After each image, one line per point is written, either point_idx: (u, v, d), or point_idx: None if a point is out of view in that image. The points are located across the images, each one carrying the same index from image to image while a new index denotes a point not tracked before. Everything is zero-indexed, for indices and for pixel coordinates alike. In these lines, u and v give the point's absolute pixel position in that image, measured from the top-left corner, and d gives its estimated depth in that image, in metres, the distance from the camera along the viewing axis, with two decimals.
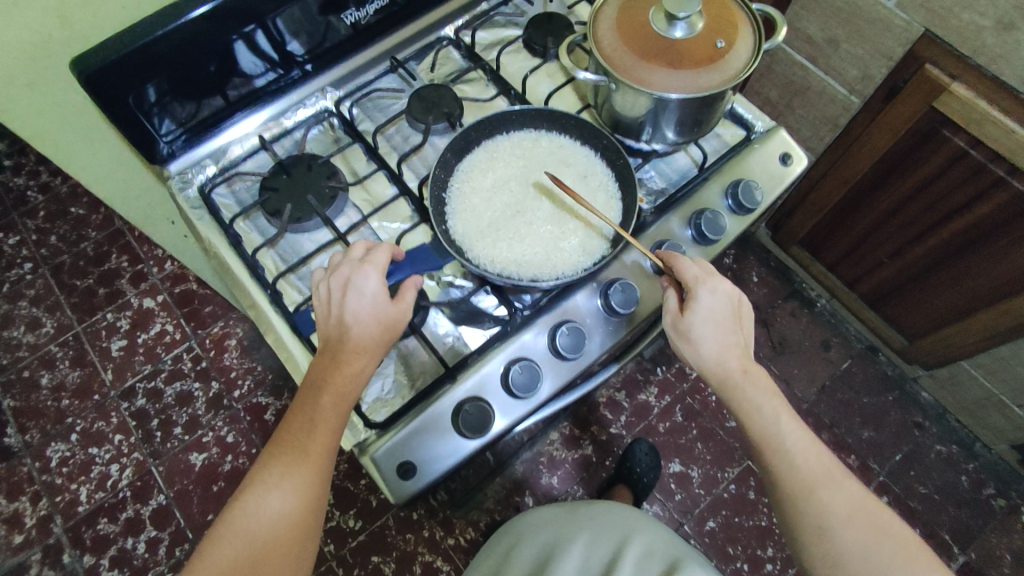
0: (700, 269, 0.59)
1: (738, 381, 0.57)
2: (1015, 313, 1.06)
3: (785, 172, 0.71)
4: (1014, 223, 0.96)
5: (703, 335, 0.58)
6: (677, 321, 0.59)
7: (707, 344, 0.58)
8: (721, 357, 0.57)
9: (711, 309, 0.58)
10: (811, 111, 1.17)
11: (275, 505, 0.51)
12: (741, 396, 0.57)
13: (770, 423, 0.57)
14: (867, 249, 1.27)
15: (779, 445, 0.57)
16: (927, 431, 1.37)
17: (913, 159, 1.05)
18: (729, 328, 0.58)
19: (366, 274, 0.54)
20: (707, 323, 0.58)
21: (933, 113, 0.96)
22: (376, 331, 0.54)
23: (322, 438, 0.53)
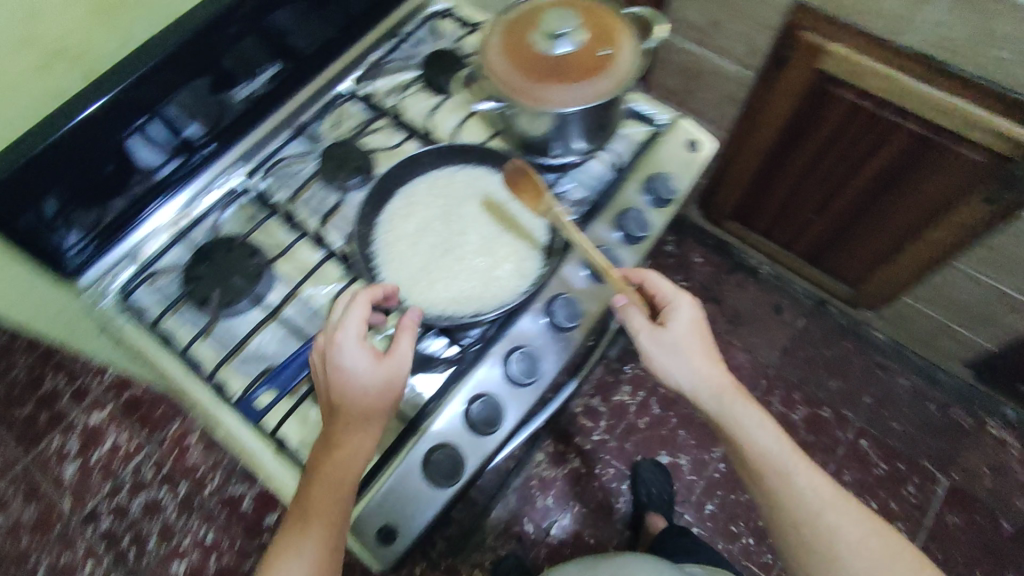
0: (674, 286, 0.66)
1: (730, 406, 0.63)
2: (940, 242, 1.11)
3: (695, 158, 0.73)
4: (917, 159, 1.02)
5: (689, 345, 0.64)
6: (659, 340, 0.64)
7: (695, 354, 0.64)
8: (707, 371, 0.64)
9: (689, 320, 0.65)
10: (710, 92, 1.22)
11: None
12: (732, 420, 0.63)
13: (770, 449, 0.62)
14: (795, 210, 1.32)
15: (775, 465, 0.62)
16: (888, 369, 1.42)
17: (814, 118, 1.10)
18: (706, 339, 0.65)
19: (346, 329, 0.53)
20: (689, 333, 0.64)
21: (819, 74, 1.02)
22: (371, 389, 0.53)
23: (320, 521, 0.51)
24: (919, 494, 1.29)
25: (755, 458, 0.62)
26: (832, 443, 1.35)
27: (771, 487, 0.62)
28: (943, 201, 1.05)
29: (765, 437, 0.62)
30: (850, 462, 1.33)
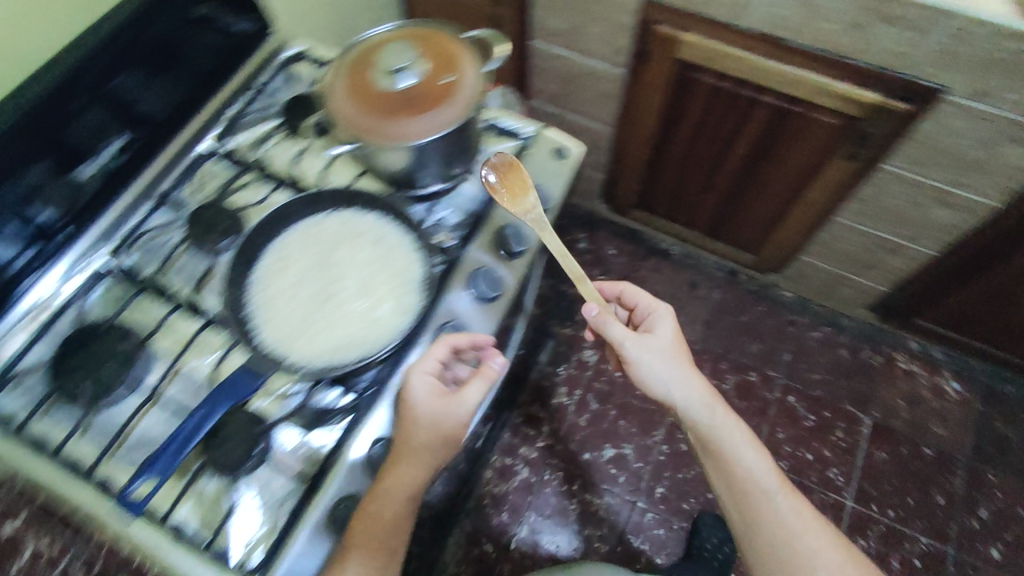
0: (651, 298, 0.78)
1: (721, 430, 0.71)
2: (817, 201, 1.18)
3: (563, 164, 0.74)
4: (782, 128, 1.09)
5: (673, 345, 0.74)
6: (644, 347, 0.73)
7: (677, 351, 0.74)
8: (693, 387, 0.72)
9: (667, 323, 0.76)
10: (587, 91, 1.25)
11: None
12: (721, 440, 0.71)
13: (752, 472, 0.70)
14: (688, 191, 1.37)
15: (758, 486, 0.69)
16: (801, 325, 1.50)
17: (684, 104, 1.15)
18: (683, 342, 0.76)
19: (432, 356, 0.59)
20: (671, 335, 0.75)
21: (678, 63, 1.07)
22: (430, 423, 0.57)
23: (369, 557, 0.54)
24: (848, 438, 1.37)
25: (744, 478, 0.70)
26: (763, 405, 1.41)
27: (755, 507, 0.69)
28: (812, 164, 1.12)
29: (754, 459, 0.70)
30: (781, 419, 1.39)
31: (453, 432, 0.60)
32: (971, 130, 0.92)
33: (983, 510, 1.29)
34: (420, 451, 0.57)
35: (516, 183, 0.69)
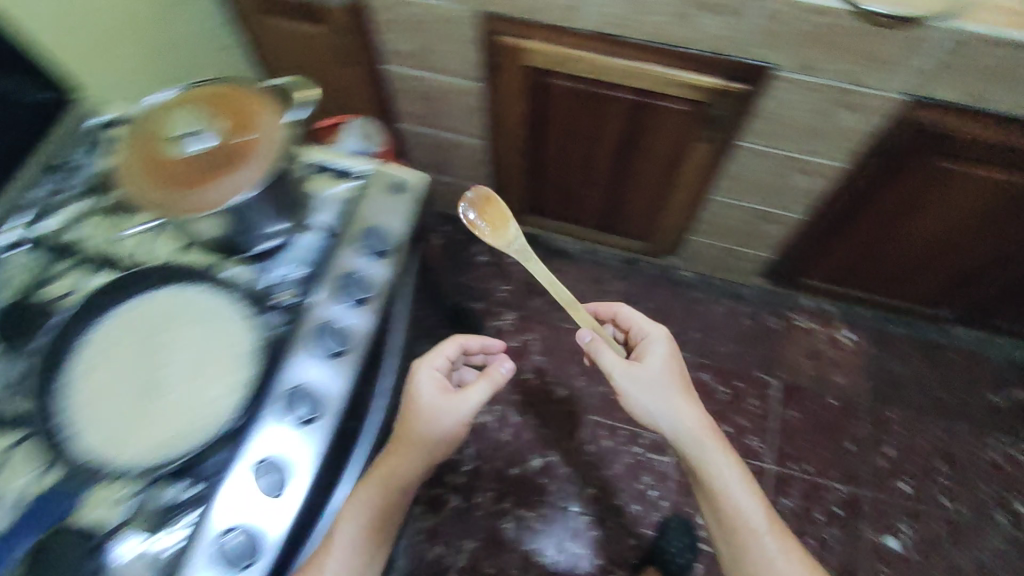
0: (650, 326, 0.92)
1: (717, 465, 0.83)
2: (689, 184, 1.21)
3: (403, 199, 0.71)
4: (640, 120, 1.10)
5: (663, 367, 0.87)
6: (639, 374, 0.86)
7: (666, 375, 0.87)
8: (691, 423, 0.85)
9: (660, 353, 0.88)
10: (451, 108, 1.24)
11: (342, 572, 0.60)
12: (712, 467, 0.83)
13: (740, 509, 0.82)
14: (570, 192, 1.37)
15: (748, 519, 0.81)
16: (703, 301, 1.54)
17: (545, 110, 1.15)
18: (676, 368, 0.88)
19: (447, 345, 0.80)
20: (661, 362, 0.87)
21: (529, 70, 1.06)
22: (428, 412, 0.73)
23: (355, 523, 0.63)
24: (760, 403, 1.41)
25: (737, 508, 0.82)
26: None
27: (744, 536, 0.81)
28: (676, 150, 1.14)
29: (746, 494, 0.82)
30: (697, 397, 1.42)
31: (454, 416, 0.75)
32: (805, 103, 0.97)
33: (888, 447, 1.36)
34: (427, 422, 0.72)
35: (496, 213, 0.86)
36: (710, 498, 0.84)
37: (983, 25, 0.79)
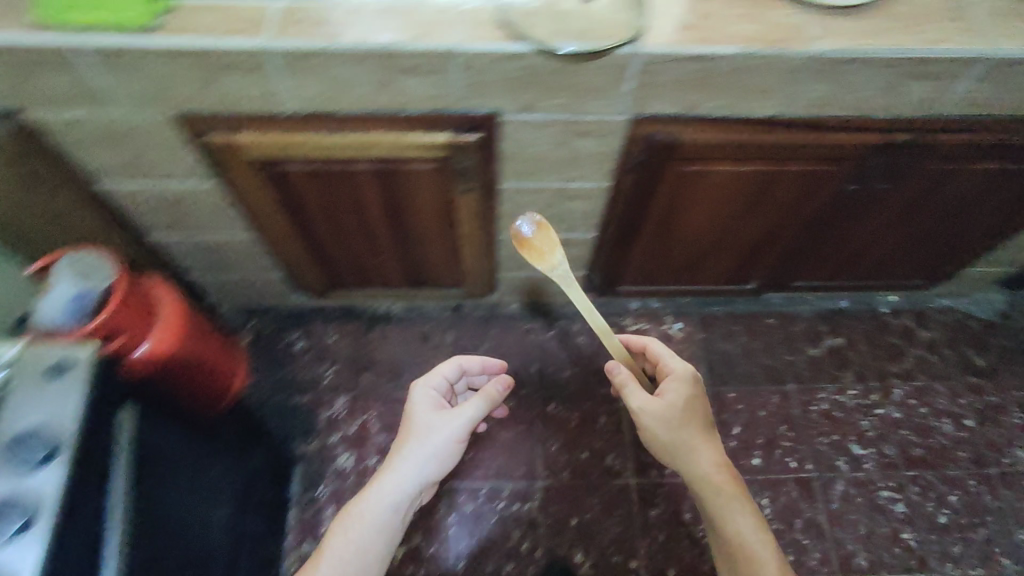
0: (675, 362, 1.05)
1: (729, 510, 0.93)
2: (471, 232, 1.17)
3: (69, 378, 0.62)
4: (395, 187, 1.03)
5: (673, 400, 0.99)
6: (657, 412, 0.98)
7: (675, 408, 0.99)
8: (706, 468, 0.96)
9: (675, 390, 1.00)
10: (198, 209, 1.11)
11: (358, 536, 0.90)
12: (722, 506, 0.93)
13: (748, 544, 0.90)
14: (361, 261, 1.28)
15: (755, 558, 0.89)
16: (537, 329, 1.51)
17: (296, 195, 1.06)
18: (694, 405, 1.00)
19: (444, 368, 1.09)
20: (676, 398, 0.99)
21: (258, 162, 0.96)
22: (428, 416, 1.01)
23: (377, 504, 0.92)
24: (611, 419, 1.40)
25: (751, 548, 0.90)
26: (529, 425, 1.40)
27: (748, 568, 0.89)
28: (445, 206, 1.09)
29: (755, 536, 0.91)
30: (549, 430, 1.39)
31: (449, 430, 0.98)
32: (541, 138, 0.95)
33: (733, 427, 1.40)
34: (425, 431, 0.98)
35: (545, 247, 0.85)
36: (726, 542, 0.93)
37: (665, 42, 0.80)
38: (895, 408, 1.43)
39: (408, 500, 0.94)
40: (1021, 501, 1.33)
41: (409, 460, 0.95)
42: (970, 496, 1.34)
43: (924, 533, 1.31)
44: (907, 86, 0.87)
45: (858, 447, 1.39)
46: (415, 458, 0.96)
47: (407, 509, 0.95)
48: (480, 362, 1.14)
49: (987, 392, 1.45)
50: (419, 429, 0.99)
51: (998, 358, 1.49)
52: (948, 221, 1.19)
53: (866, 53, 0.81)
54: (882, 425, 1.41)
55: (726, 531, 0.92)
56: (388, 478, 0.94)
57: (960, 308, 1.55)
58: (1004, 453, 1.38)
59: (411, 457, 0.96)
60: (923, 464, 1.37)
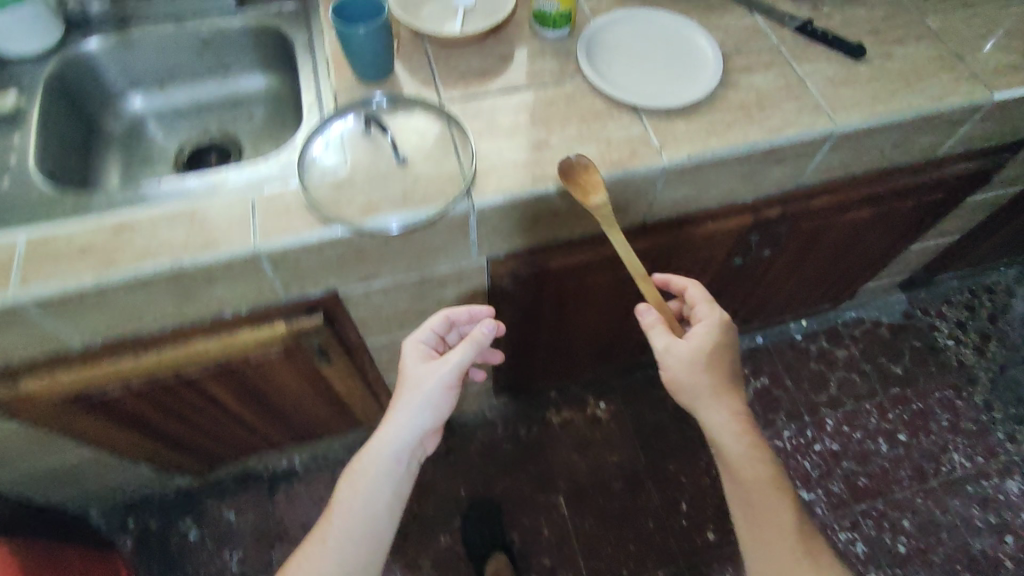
0: (707, 306, 0.81)
1: (753, 469, 0.76)
2: (351, 388, 1.03)
3: None
4: (244, 377, 0.88)
5: (698, 343, 0.77)
6: (684, 358, 0.76)
7: (701, 352, 0.77)
8: (723, 419, 0.77)
9: (703, 331, 0.78)
10: (10, 446, 0.91)
11: (359, 491, 0.76)
12: (743, 467, 0.76)
13: (767, 506, 0.75)
14: (237, 437, 1.12)
15: (778, 510, 0.75)
16: (456, 447, 1.36)
17: (128, 412, 0.88)
18: (722, 346, 0.79)
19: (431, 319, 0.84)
20: (701, 344, 0.77)
21: (60, 401, 0.78)
22: (414, 371, 0.80)
23: (377, 457, 0.77)
24: (555, 529, 1.29)
25: (772, 506, 0.75)
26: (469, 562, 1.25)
27: (767, 523, 0.75)
28: (312, 377, 0.95)
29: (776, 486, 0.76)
30: None
31: (439, 378, 0.78)
32: (394, 297, 0.83)
33: (682, 504, 1.32)
34: (415, 381, 0.79)
35: (582, 179, 0.70)
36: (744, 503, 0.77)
37: (500, 189, 0.71)
38: (831, 440, 1.40)
39: (412, 449, 0.79)
40: (968, 508, 1.32)
41: (403, 409, 0.78)
42: (921, 515, 1.32)
43: (888, 568, 1.26)
44: (765, 172, 0.82)
45: (807, 492, 1.33)
46: (409, 408, 0.77)
47: (414, 455, 0.80)
48: (469, 311, 0.84)
49: (911, 401, 1.44)
50: (409, 376, 0.80)
51: (913, 362, 1.49)
52: (837, 259, 1.17)
53: (713, 156, 0.75)
54: (825, 462, 1.37)
55: (745, 483, 0.76)
56: (387, 425, 0.78)
57: (867, 317, 1.54)
58: (941, 461, 1.37)
59: (402, 411, 0.78)
60: (871, 493, 1.34)
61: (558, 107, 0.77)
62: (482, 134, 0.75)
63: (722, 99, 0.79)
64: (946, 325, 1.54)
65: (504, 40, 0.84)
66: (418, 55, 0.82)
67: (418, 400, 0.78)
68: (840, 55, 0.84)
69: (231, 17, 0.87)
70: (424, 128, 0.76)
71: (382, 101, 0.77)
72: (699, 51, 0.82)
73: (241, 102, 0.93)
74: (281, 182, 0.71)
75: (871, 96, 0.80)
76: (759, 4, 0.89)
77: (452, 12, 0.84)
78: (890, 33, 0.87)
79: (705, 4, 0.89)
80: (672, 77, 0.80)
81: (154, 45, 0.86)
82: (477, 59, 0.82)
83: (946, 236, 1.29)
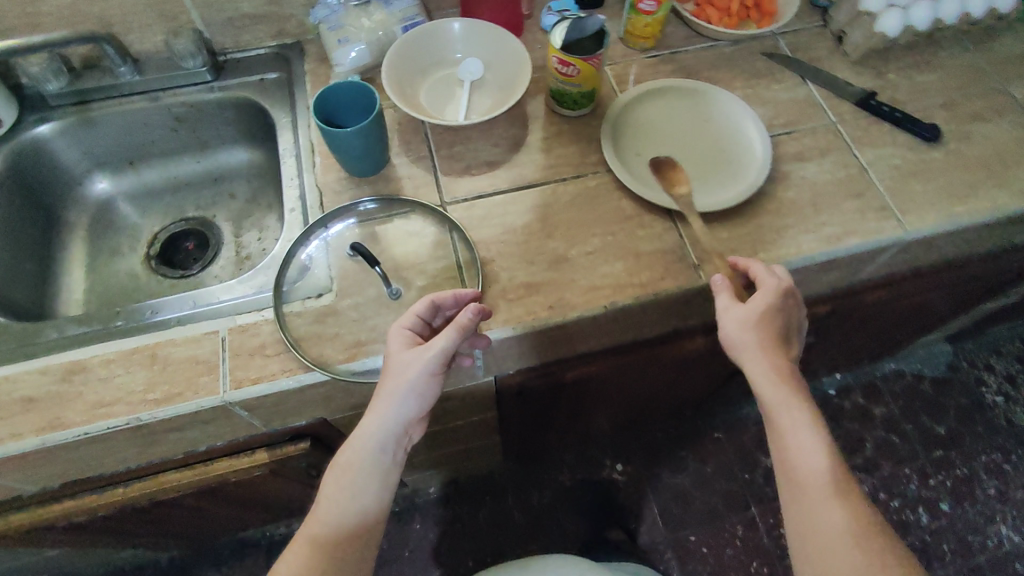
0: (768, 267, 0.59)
1: (792, 426, 0.54)
2: None
3: None
4: (223, 492, 0.78)
5: (758, 315, 0.56)
6: (732, 318, 0.57)
7: (760, 327, 0.56)
8: (767, 378, 0.55)
9: (765, 298, 0.57)
10: None
11: (343, 494, 0.55)
12: (783, 426, 0.55)
13: (796, 453, 0.54)
14: (226, 523, 1.03)
15: (811, 471, 0.53)
16: (464, 515, 1.27)
17: (99, 528, 0.80)
18: (784, 319, 0.58)
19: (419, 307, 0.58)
20: (761, 320, 0.56)
21: (20, 534, 0.70)
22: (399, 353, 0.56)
23: (360, 451, 0.55)
24: None
25: (801, 453, 0.54)
26: None
27: (796, 490, 0.53)
28: (301, 481, 0.85)
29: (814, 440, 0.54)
30: None
31: (428, 364, 0.55)
32: None
33: None
34: (399, 367, 0.55)
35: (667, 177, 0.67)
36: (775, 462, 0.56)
37: (511, 321, 0.61)
38: None
39: (404, 436, 0.57)
40: None
41: (389, 391, 0.55)
42: None
43: None
44: (819, 277, 0.70)
45: None
46: (397, 389, 0.55)
47: (407, 444, 0.58)
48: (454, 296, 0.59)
49: (955, 465, 1.33)
50: (392, 347, 0.56)
51: (957, 422, 1.37)
52: (884, 330, 1.05)
53: None
54: None
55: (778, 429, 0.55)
56: (370, 410, 0.56)
57: (907, 371, 1.43)
58: (987, 534, 1.27)
59: (386, 400, 0.55)
60: None
61: (578, 210, 0.66)
62: (490, 247, 0.64)
63: (771, 199, 0.67)
64: (994, 379, 1.42)
65: (517, 123, 0.72)
66: (417, 141, 0.71)
67: (406, 390, 0.55)
68: (910, 136, 0.72)
69: (207, 90, 0.76)
70: (420, 236, 0.66)
71: (374, 203, 0.67)
72: (743, 136, 0.70)
73: (220, 178, 0.83)
74: (257, 310, 0.61)
75: (948, 191, 0.68)
76: (813, 70, 0.76)
77: (456, 87, 0.73)
78: (968, 107, 0.74)
79: (749, 71, 0.76)
80: (712, 171, 0.69)
81: (116, 122, 0.76)
82: (486, 147, 0.71)
83: (1005, 297, 1.16)
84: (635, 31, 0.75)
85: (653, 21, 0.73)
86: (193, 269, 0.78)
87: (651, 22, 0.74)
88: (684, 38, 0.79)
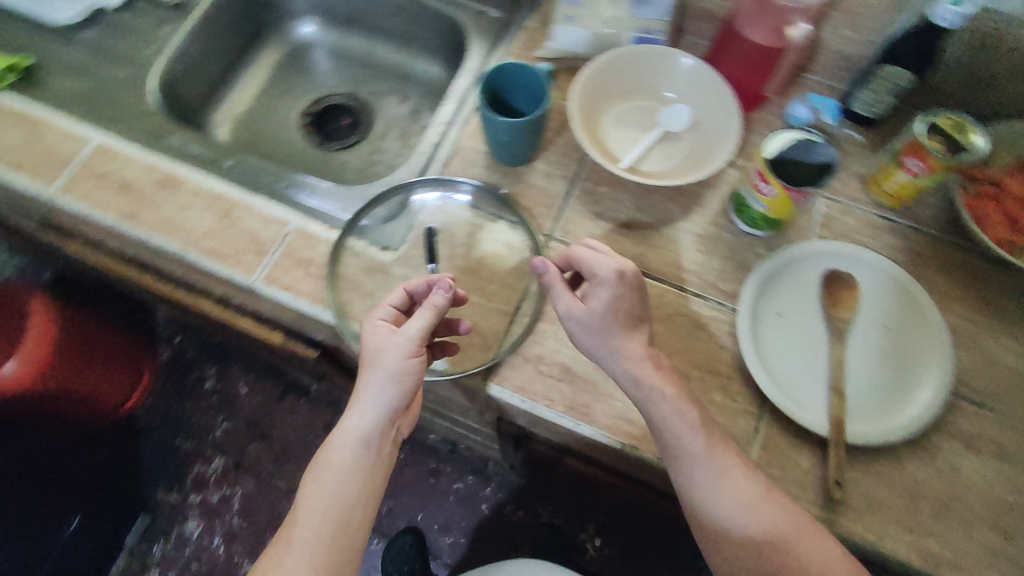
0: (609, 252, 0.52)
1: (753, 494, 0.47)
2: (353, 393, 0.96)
3: None
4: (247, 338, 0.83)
5: (596, 314, 0.51)
6: (577, 324, 0.52)
7: (606, 330, 0.51)
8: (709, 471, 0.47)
9: (603, 287, 0.51)
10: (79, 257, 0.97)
11: (328, 497, 0.48)
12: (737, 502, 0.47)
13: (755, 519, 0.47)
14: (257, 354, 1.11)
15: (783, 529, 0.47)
16: (443, 474, 1.18)
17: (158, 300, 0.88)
18: (632, 307, 0.51)
19: (390, 295, 0.53)
20: (603, 320, 0.51)
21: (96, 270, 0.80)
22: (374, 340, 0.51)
23: (343, 451, 0.49)
24: None
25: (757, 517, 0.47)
26: None
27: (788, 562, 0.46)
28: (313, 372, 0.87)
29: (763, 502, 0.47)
30: None
31: (406, 347, 0.49)
32: None
33: None
34: (373, 356, 0.50)
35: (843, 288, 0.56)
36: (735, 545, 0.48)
37: (525, 391, 0.54)
38: None
39: (390, 430, 0.51)
40: None
41: (366, 383, 0.50)
42: None
43: None
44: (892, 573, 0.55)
45: None
46: (374, 378, 0.49)
47: (394, 438, 0.52)
48: (427, 280, 0.54)
49: None
50: (367, 333, 0.51)
51: None
52: None
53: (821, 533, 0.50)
54: None
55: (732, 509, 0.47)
56: (350, 406, 0.50)
57: None
58: None
59: (365, 393, 0.49)
60: None
61: (671, 330, 0.57)
62: None
63: (895, 464, 0.52)
64: None
65: (680, 199, 0.62)
66: (572, 159, 0.64)
67: (386, 378, 0.49)
68: None
69: None
70: (507, 251, 0.60)
71: (488, 193, 0.63)
72: (914, 365, 0.54)
73: (404, 77, 0.83)
74: (328, 226, 0.61)
75: None
76: None
77: (649, 125, 0.64)
78: None
79: (988, 303, 0.58)
80: (850, 390, 0.54)
81: None
82: (630, 206, 0.62)
83: None
84: (882, 180, 0.60)
85: (909, 181, 0.57)
86: (333, 146, 0.79)
87: (906, 182, 0.58)
88: (937, 218, 0.61)
